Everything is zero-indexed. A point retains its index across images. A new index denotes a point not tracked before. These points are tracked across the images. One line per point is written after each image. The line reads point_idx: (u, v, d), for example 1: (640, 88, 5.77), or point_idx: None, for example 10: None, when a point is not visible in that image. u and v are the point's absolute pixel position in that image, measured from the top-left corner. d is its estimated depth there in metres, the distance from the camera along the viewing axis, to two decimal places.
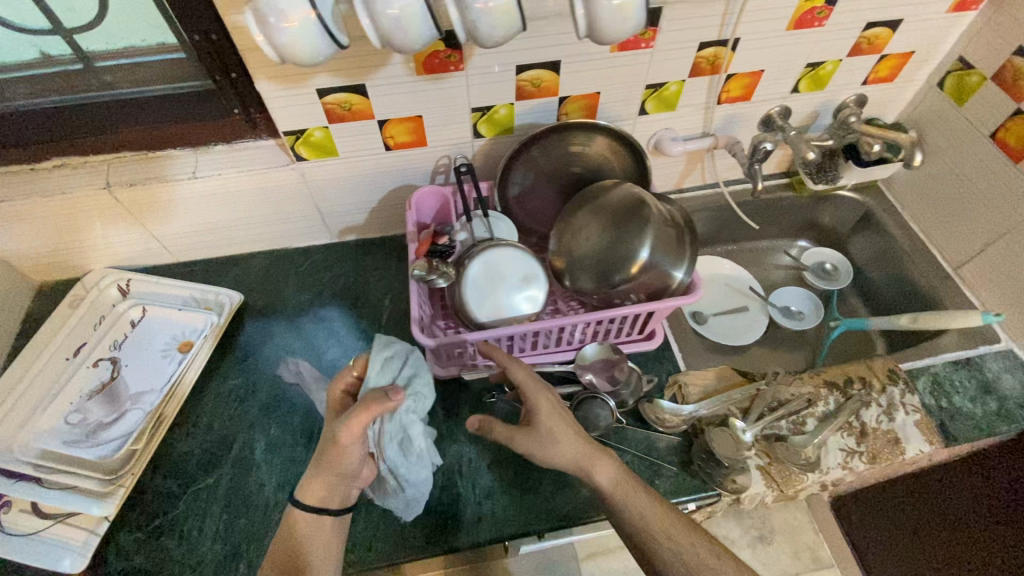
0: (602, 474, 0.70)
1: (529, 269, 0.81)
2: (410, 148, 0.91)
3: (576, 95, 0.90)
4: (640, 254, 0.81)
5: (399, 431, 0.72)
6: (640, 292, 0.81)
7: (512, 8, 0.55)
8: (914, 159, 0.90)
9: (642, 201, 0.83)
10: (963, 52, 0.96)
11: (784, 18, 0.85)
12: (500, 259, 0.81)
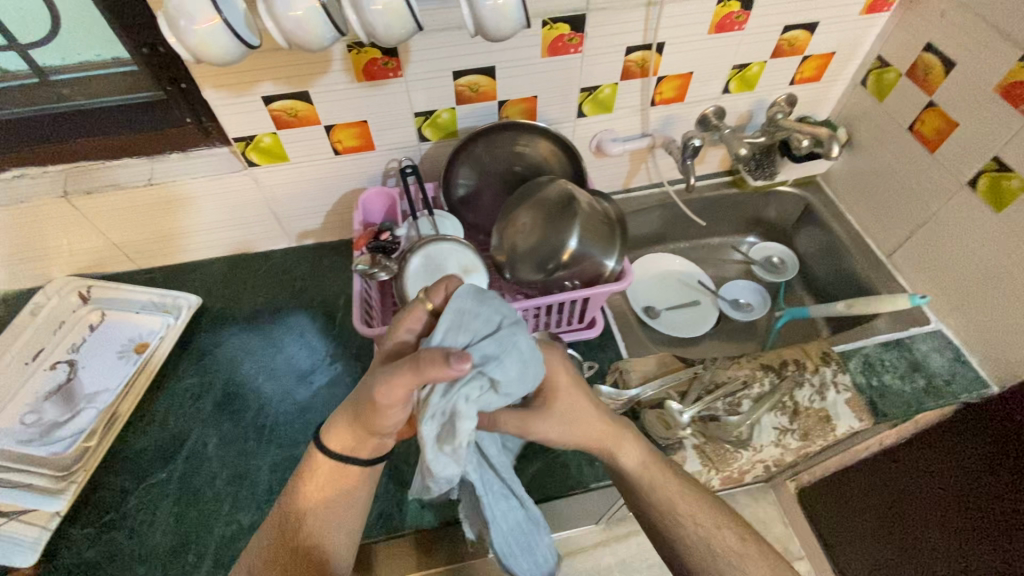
0: (628, 456, 0.70)
1: (469, 262, 0.85)
2: (358, 152, 0.96)
3: (515, 99, 0.95)
4: (570, 243, 0.85)
5: (445, 410, 0.55)
6: (575, 279, 0.86)
7: (403, 10, 0.58)
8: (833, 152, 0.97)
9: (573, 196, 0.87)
10: (880, 52, 1.03)
11: (704, 22, 0.90)
12: (441, 253, 0.85)
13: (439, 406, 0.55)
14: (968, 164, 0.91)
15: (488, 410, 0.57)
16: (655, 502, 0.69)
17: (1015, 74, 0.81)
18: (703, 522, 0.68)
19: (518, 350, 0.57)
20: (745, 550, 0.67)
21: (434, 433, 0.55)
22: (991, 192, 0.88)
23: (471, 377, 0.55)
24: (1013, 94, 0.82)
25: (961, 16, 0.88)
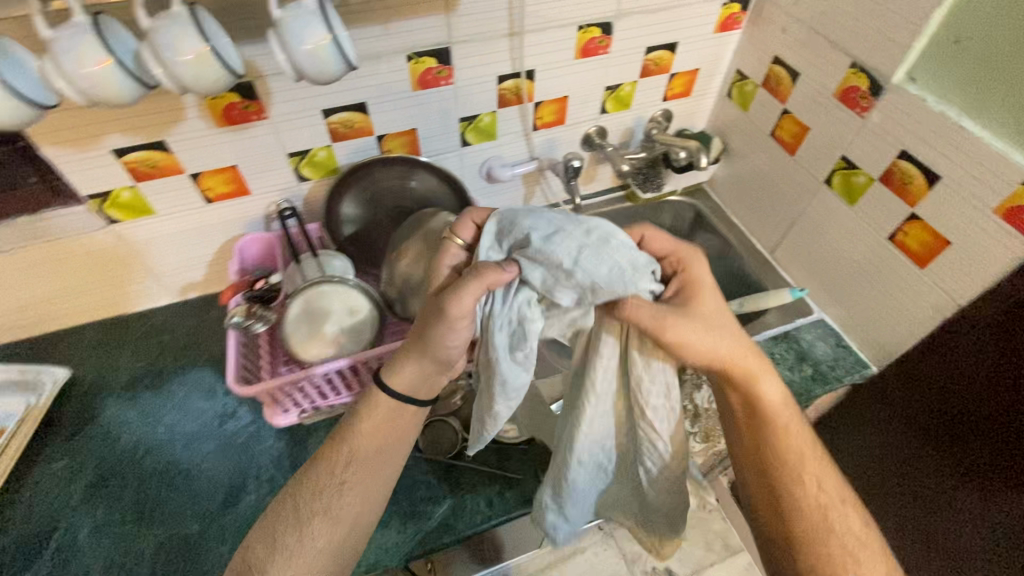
0: (771, 387, 0.65)
1: (354, 303, 0.82)
2: (232, 198, 0.92)
3: (394, 133, 0.94)
4: None
5: (511, 315, 0.60)
6: None
7: (209, 58, 0.55)
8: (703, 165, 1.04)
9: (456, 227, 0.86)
10: (738, 66, 1.10)
11: (569, 48, 0.94)
12: (324, 297, 0.82)
13: (506, 316, 0.60)
14: (823, 164, 0.97)
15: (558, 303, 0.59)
16: (782, 450, 0.65)
17: (846, 80, 0.88)
18: (826, 490, 0.65)
19: (574, 240, 0.56)
20: (867, 537, 0.64)
21: (505, 341, 0.60)
22: (844, 188, 0.95)
23: (523, 288, 0.59)
24: (849, 99, 0.89)
25: (795, 31, 0.95)
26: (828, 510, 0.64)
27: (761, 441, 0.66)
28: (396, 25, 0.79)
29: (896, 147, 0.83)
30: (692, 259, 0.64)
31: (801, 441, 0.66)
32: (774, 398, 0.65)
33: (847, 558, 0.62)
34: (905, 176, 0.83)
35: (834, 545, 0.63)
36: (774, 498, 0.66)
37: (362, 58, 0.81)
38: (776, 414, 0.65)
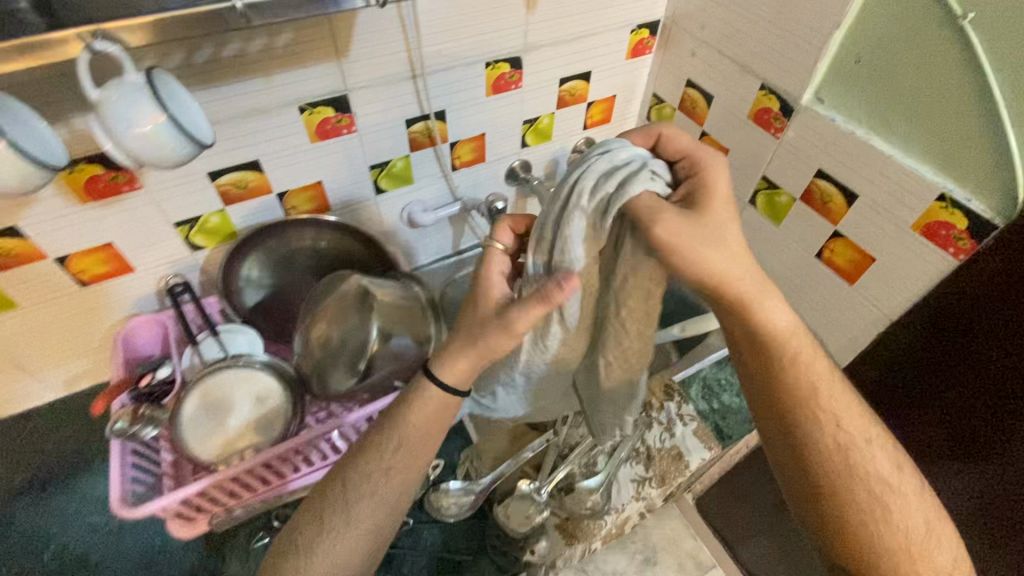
0: (778, 313, 0.60)
1: (263, 388, 0.73)
2: (112, 278, 0.81)
3: (296, 188, 0.86)
4: (372, 337, 0.75)
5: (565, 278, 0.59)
6: (397, 376, 0.76)
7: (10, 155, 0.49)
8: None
9: (366, 290, 0.77)
10: (654, 90, 1.09)
11: (478, 85, 0.89)
12: (224, 385, 0.72)
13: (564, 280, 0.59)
14: (746, 184, 0.97)
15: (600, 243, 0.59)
16: (797, 386, 0.62)
17: (758, 102, 0.87)
18: (846, 429, 0.62)
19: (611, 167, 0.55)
20: (900, 479, 0.62)
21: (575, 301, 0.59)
22: (769, 208, 0.94)
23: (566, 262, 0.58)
24: (762, 120, 0.88)
25: (704, 54, 0.95)
26: (851, 451, 0.62)
27: (770, 381, 0.63)
28: (281, 75, 0.72)
29: (812, 166, 0.83)
30: (708, 160, 0.57)
31: (817, 378, 0.62)
32: (779, 331, 0.61)
33: (876, 506, 0.61)
34: (825, 195, 0.83)
35: (858, 488, 0.61)
36: (794, 434, 0.63)
37: (246, 113, 0.73)
38: (783, 351, 0.61)
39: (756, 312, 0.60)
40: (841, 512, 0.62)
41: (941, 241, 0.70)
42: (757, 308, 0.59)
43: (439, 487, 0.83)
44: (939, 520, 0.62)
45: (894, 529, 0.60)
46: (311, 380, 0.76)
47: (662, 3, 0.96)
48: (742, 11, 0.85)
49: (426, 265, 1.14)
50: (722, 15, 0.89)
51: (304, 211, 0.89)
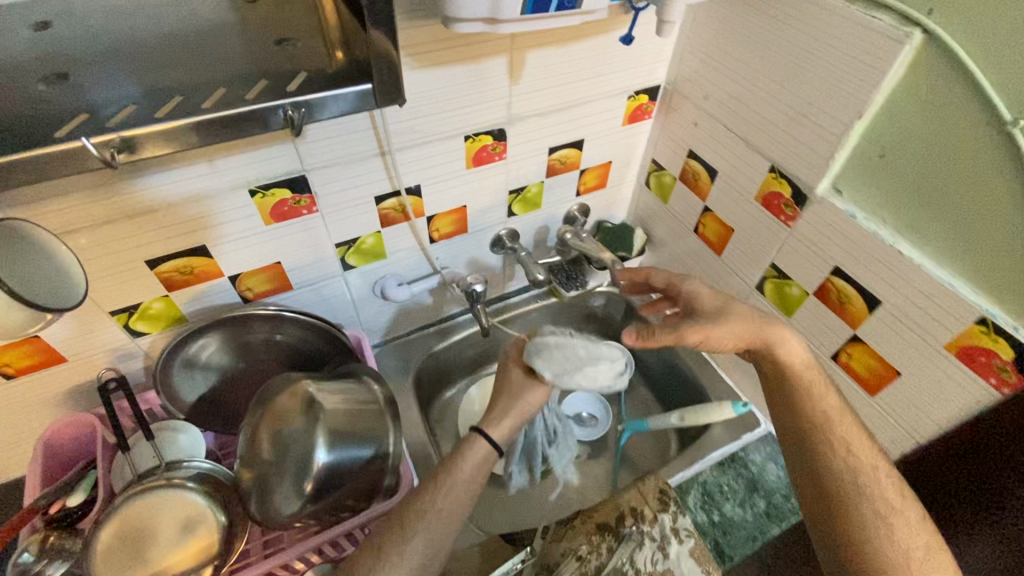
0: (786, 349, 0.70)
1: (192, 513, 0.64)
2: (40, 370, 0.72)
3: (252, 269, 0.77)
4: (319, 455, 0.65)
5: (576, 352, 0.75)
6: (350, 496, 0.67)
7: None
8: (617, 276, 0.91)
9: (313, 400, 0.68)
10: (654, 155, 1.01)
11: (457, 159, 0.81)
12: (147, 511, 0.63)
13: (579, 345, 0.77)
14: (753, 269, 0.87)
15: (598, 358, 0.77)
16: (825, 407, 0.67)
17: (767, 185, 0.79)
18: (855, 452, 0.65)
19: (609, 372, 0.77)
20: (904, 505, 0.63)
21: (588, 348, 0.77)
22: (778, 298, 0.84)
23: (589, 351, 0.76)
24: (771, 204, 0.79)
25: (707, 126, 0.86)
26: (860, 475, 0.64)
27: (791, 409, 0.69)
28: (228, 160, 0.64)
29: (827, 262, 0.74)
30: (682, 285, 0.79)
31: (824, 408, 0.67)
32: (796, 362, 0.70)
33: (880, 525, 0.61)
34: (843, 295, 0.74)
35: (862, 506, 0.62)
36: (806, 457, 0.67)
37: (187, 200, 0.65)
38: (791, 380, 0.70)
39: (771, 349, 0.71)
40: (851, 535, 0.62)
41: (980, 368, 0.60)
42: (771, 348, 0.71)
43: None
44: (941, 548, 0.61)
45: (898, 548, 0.60)
46: (252, 501, 0.64)
47: (662, 69, 0.89)
48: (750, 87, 0.77)
49: (403, 336, 1.05)
50: (727, 88, 0.80)
51: (262, 291, 0.81)
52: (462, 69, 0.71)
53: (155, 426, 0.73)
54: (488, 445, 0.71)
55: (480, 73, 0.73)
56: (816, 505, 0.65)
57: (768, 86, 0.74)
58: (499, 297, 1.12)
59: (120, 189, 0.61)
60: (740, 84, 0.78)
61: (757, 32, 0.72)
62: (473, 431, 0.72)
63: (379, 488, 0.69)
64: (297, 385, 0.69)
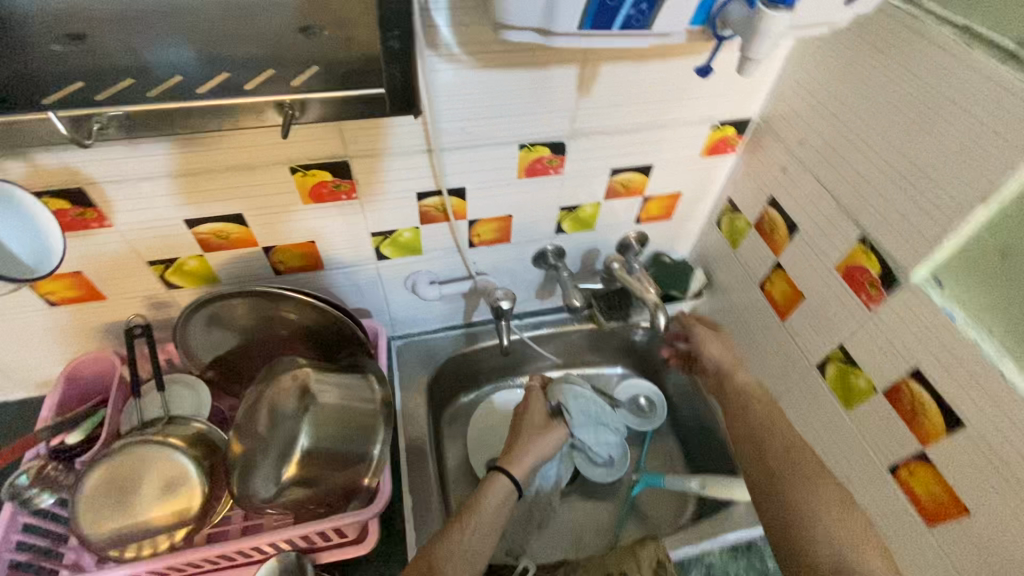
0: (740, 375, 0.82)
1: (174, 473, 0.65)
2: (83, 303, 0.76)
3: (286, 244, 0.77)
4: (301, 443, 0.65)
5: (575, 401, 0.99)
6: (329, 498, 0.66)
7: None
8: (658, 322, 0.82)
9: (307, 387, 0.68)
10: (731, 194, 0.91)
11: (509, 167, 0.77)
12: (133, 462, 0.65)
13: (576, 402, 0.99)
14: (816, 345, 0.76)
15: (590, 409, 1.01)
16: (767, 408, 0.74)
17: (852, 255, 0.68)
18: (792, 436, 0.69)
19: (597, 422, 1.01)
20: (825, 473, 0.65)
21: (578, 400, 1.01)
22: (839, 384, 0.73)
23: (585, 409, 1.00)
24: (853, 278, 0.68)
25: (796, 175, 0.76)
26: (793, 449, 0.68)
27: (747, 426, 0.73)
28: (273, 136, 0.63)
29: (907, 360, 0.63)
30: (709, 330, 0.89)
31: (772, 420, 0.72)
32: (749, 388, 0.79)
33: (799, 474, 0.65)
34: (918, 402, 0.62)
35: (817, 506, 0.63)
36: (748, 436, 0.72)
37: (230, 168, 0.65)
38: (744, 400, 0.77)
39: (723, 371, 0.84)
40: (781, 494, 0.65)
41: None
42: (727, 373, 0.84)
43: None
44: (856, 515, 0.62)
45: (813, 498, 0.63)
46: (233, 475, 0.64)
47: (758, 102, 0.79)
48: (855, 140, 0.66)
49: (429, 333, 1.03)
50: (828, 136, 0.70)
51: (293, 266, 0.81)
52: (528, 74, 0.66)
53: (167, 378, 0.76)
54: (509, 482, 0.76)
55: (546, 81, 0.67)
56: (772, 510, 0.65)
57: (878, 143, 0.63)
58: (536, 312, 1.07)
59: (168, 148, 0.61)
60: (844, 134, 0.67)
61: (877, 78, 0.62)
62: (495, 471, 0.77)
63: (358, 490, 0.67)
64: (296, 373, 0.68)
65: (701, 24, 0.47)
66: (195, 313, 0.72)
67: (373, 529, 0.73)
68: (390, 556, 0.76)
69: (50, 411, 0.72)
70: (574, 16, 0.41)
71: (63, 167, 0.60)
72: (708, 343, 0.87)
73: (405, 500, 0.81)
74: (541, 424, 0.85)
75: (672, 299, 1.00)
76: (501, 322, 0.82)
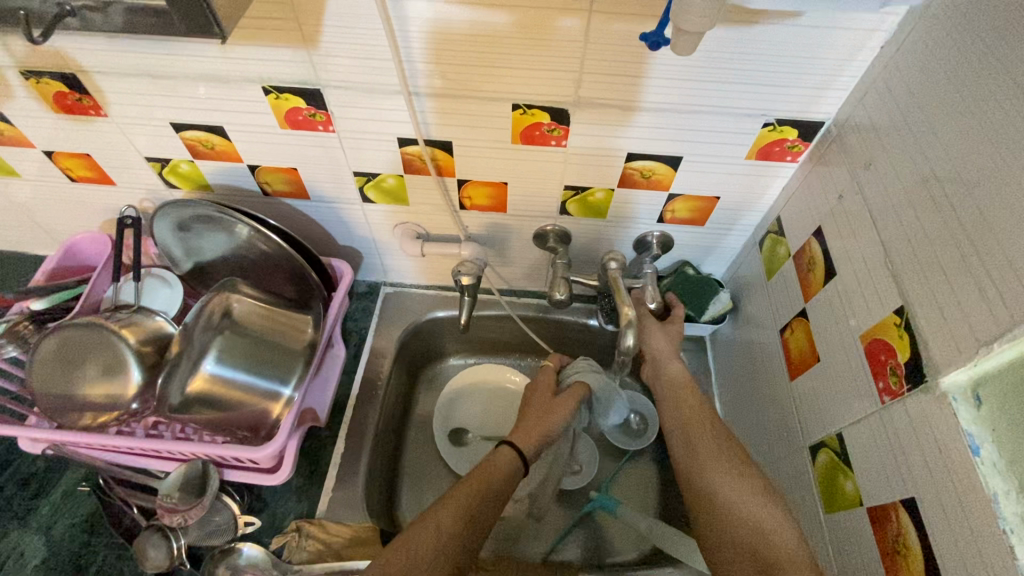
0: (673, 366, 0.78)
1: (114, 360, 0.71)
2: (95, 184, 0.82)
3: (270, 166, 0.76)
4: (205, 364, 0.73)
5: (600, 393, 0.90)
6: (241, 425, 0.72)
7: None
8: (623, 344, 0.70)
9: (230, 311, 0.77)
10: (781, 212, 0.73)
11: (500, 129, 0.67)
12: (82, 340, 0.71)
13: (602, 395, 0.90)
14: (816, 422, 0.62)
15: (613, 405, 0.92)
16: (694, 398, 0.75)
17: (882, 327, 0.52)
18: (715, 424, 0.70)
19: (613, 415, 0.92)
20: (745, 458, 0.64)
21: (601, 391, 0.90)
22: (826, 478, 0.59)
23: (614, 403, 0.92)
24: (875, 358, 0.53)
25: (851, 208, 0.59)
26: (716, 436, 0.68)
27: (679, 417, 0.73)
28: (241, 50, 0.60)
29: (905, 484, 0.48)
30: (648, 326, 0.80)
31: (703, 411, 0.72)
32: (677, 377, 0.77)
33: (722, 454, 0.65)
34: (901, 538, 0.48)
35: (727, 479, 0.62)
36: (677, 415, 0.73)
37: (205, 77, 0.63)
38: (677, 386, 0.77)
39: (656, 359, 0.80)
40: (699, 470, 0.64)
41: None
42: (661, 361, 0.79)
43: (233, 548, 0.72)
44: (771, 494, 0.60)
45: (734, 482, 0.62)
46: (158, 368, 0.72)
47: (832, 101, 0.60)
48: (931, 178, 0.48)
49: (421, 287, 0.98)
50: (898, 166, 0.52)
51: (279, 190, 0.80)
52: (523, 20, 0.55)
53: (144, 271, 0.81)
54: (516, 454, 0.72)
55: (545, 32, 0.56)
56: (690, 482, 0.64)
57: (954, 189, 0.45)
58: (536, 293, 0.98)
59: (141, 47, 0.60)
60: (919, 166, 0.49)
61: (979, 96, 0.44)
62: (502, 444, 0.73)
63: (263, 424, 0.72)
64: (211, 301, 0.75)
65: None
66: (164, 216, 0.74)
67: (287, 462, 0.73)
68: (308, 495, 0.77)
69: (44, 275, 0.81)
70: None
71: (53, 51, 0.61)
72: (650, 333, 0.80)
73: (338, 444, 0.81)
74: (544, 403, 0.82)
75: (685, 318, 0.87)
76: (463, 295, 0.82)
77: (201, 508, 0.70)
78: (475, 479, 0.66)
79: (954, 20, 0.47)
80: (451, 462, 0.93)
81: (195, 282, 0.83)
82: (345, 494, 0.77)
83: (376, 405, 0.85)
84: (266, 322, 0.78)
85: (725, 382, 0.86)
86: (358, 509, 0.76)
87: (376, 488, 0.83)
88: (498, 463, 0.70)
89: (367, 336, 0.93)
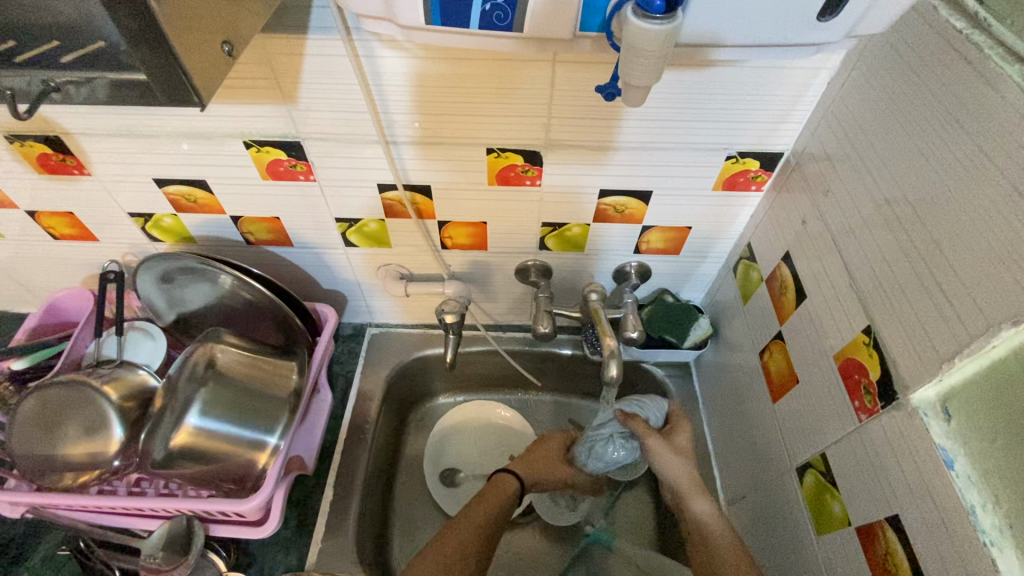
0: (699, 504, 0.73)
1: (96, 418, 0.70)
2: (79, 241, 0.82)
3: (253, 216, 0.77)
4: (188, 418, 0.73)
5: (635, 351, 0.90)
6: (228, 478, 0.72)
7: None
8: (607, 375, 0.72)
9: (212, 362, 0.76)
10: (751, 238, 0.76)
11: (477, 171, 0.69)
12: (60, 399, 0.70)
13: (632, 352, 0.90)
14: (801, 443, 0.63)
15: (644, 356, 0.91)
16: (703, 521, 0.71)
17: (852, 346, 0.54)
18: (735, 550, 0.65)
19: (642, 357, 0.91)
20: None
21: (633, 354, 0.90)
22: (815, 500, 0.60)
23: (629, 353, 0.90)
24: (849, 377, 0.54)
25: (814, 234, 0.61)
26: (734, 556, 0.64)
27: (704, 550, 0.67)
28: (222, 109, 0.62)
29: (888, 502, 0.48)
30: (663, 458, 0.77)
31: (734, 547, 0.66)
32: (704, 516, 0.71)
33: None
34: (891, 557, 0.48)
35: None
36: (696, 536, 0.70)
37: (186, 135, 0.65)
38: (703, 530, 0.70)
39: (680, 492, 0.75)
40: None
41: None
42: (684, 496, 0.74)
43: None
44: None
45: None
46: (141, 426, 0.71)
47: (788, 134, 0.64)
48: (885, 204, 0.50)
49: (406, 327, 0.99)
50: (853, 192, 0.55)
51: (262, 238, 0.81)
52: (490, 75, 0.58)
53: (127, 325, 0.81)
54: (518, 481, 0.78)
55: (514, 81, 0.59)
56: None
57: (906, 214, 0.48)
58: (521, 327, 0.99)
59: (126, 110, 0.62)
60: (872, 194, 0.52)
61: (917, 124, 0.47)
62: (504, 474, 0.79)
63: (250, 475, 0.72)
64: (194, 352, 0.75)
65: (602, 31, 0.48)
66: (148, 270, 0.74)
67: (275, 513, 0.72)
68: (296, 547, 0.76)
69: (26, 333, 0.82)
70: (416, 11, 0.45)
71: (37, 116, 0.63)
72: (659, 454, 0.77)
73: (326, 491, 0.80)
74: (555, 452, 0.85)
75: (668, 345, 0.88)
76: (448, 332, 0.83)
77: (185, 565, 0.68)
78: (485, 503, 0.74)
79: (887, 55, 0.51)
80: (444, 504, 0.92)
81: (179, 335, 0.83)
82: (334, 544, 0.75)
83: (365, 449, 0.84)
84: (253, 369, 0.78)
85: (713, 409, 0.86)
86: (348, 558, 0.74)
87: (368, 535, 0.81)
88: (500, 489, 0.76)
89: (354, 378, 0.92)
